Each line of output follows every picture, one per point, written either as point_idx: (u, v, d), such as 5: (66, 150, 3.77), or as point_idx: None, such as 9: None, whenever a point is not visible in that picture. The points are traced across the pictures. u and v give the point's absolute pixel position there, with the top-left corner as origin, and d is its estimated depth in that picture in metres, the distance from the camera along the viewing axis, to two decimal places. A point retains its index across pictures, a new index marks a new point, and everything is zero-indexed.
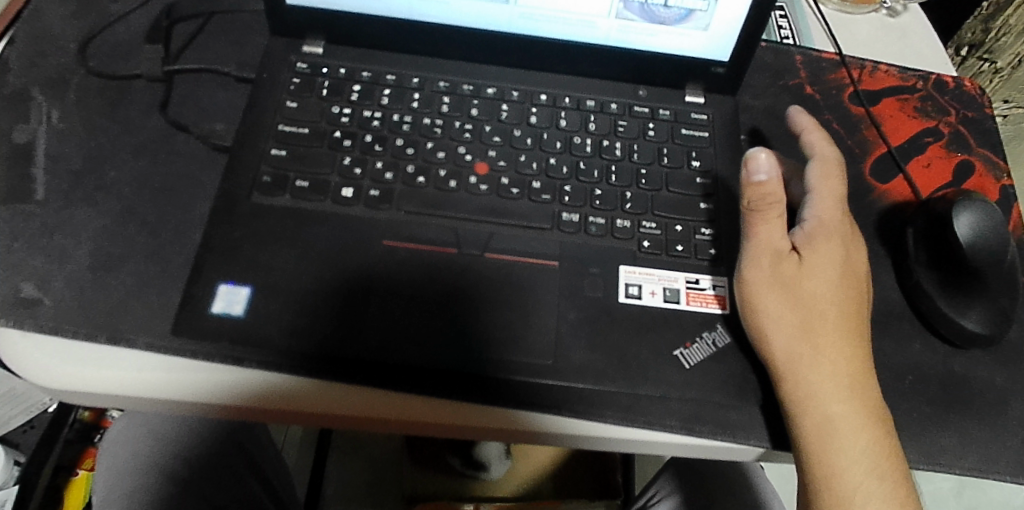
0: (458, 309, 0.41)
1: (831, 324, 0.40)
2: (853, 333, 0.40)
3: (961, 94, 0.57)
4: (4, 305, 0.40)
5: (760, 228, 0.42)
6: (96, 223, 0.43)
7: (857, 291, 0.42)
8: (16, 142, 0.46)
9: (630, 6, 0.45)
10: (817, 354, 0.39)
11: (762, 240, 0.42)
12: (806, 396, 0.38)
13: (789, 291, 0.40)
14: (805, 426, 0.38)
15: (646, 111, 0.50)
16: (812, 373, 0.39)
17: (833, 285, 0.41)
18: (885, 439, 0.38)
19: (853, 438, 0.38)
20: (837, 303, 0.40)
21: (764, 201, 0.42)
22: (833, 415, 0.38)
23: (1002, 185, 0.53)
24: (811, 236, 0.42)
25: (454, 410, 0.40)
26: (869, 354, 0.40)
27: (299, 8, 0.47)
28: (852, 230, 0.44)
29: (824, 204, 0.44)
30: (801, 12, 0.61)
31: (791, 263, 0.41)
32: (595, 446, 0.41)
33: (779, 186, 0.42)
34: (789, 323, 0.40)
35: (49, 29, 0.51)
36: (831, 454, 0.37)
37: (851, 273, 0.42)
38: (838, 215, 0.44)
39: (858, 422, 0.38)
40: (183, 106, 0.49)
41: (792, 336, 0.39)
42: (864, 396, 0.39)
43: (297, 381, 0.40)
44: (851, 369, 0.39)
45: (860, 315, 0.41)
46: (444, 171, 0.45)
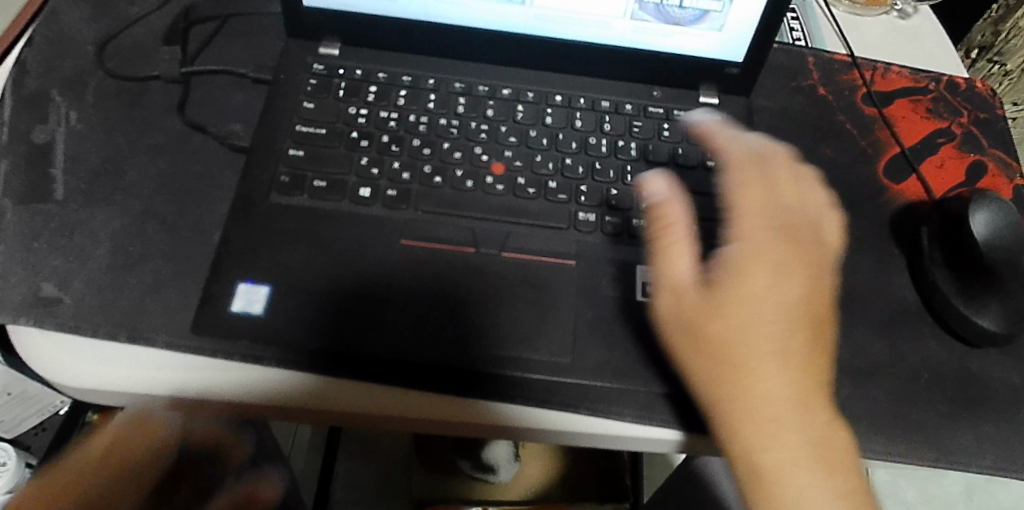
0: (476, 308, 0.42)
1: (757, 361, 0.35)
2: (788, 357, 0.35)
3: (974, 95, 0.57)
4: (24, 303, 0.40)
5: (665, 260, 0.37)
6: (115, 222, 0.44)
7: (795, 305, 0.36)
8: (35, 142, 0.46)
9: (645, 7, 0.45)
10: (745, 392, 0.34)
11: (668, 277, 0.37)
12: (742, 439, 0.34)
13: (706, 330, 0.35)
14: (747, 472, 0.34)
15: (661, 111, 0.50)
16: (742, 421, 0.34)
17: (761, 305, 0.36)
18: (843, 465, 0.34)
19: (801, 489, 0.33)
20: (765, 327, 0.35)
21: (658, 227, 0.38)
22: (773, 464, 0.33)
23: (1016, 184, 0.53)
24: (730, 255, 0.37)
25: (473, 407, 0.40)
26: (813, 385, 0.35)
27: (317, 9, 0.47)
28: (796, 230, 0.39)
29: (741, 211, 0.39)
30: (813, 14, 0.62)
31: (703, 295, 0.36)
32: (590, 443, 0.41)
33: (668, 213, 0.38)
34: (711, 367, 0.35)
35: (67, 32, 0.51)
36: (784, 500, 0.33)
37: (784, 293, 0.36)
38: (763, 220, 0.39)
39: (808, 454, 0.33)
40: (200, 107, 0.49)
41: (715, 382, 0.35)
42: (808, 425, 0.34)
43: (315, 380, 0.41)
44: (789, 399, 0.34)
45: (800, 336, 0.35)
46: (460, 171, 0.46)
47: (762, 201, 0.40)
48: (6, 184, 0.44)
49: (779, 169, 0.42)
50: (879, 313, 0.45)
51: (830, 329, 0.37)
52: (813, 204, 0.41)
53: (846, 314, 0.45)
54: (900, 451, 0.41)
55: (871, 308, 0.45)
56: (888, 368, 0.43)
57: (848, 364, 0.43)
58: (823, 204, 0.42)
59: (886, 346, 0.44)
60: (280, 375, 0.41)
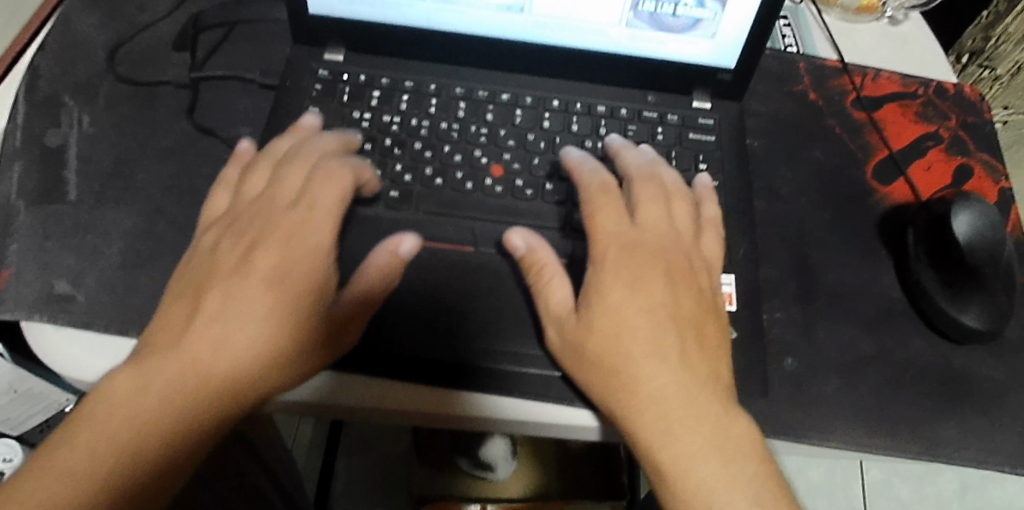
0: (477, 307, 0.43)
1: (636, 370, 0.38)
2: (665, 361, 0.38)
3: (961, 99, 0.58)
4: (39, 300, 0.42)
5: (549, 292, 0.41)
6: (126, 222, 0.45)
7: (661, 316, 0.39)
8: (48, 145, 0.48)
9: (640, 15, 0.47)
10: (632, 400, 0.38)
11: (551, 309, 0.41)
12: (640, 442, 0.37)
13: (586, 351, 0.39)
14: (653, 470, 0.37)
15: (655, 115, 0.51)
16: (636, 427, 0.37)
17: (630, 319, 0.39)
18: (737, 446, 0.37)
19: (703, 476, 0.36)
20: (637, 340, 0.38)
21: (533, 270, 0.42)
22: (676, 460, 0.36)
23: (1001, 187, 0.54)
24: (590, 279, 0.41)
25: (474, 402, 0.42)
26: (691, 382, 0.38)
27: (322, 17, 0.49)
28: (643, 248, 0.42)
29: (600, 236, 0.42)
30: (805, 20, 0.63)
31: (579, 320, 0.40)
32: (556, 434, 0.43)
33: (533, 253, 0.42)
34: (594, 384, 0.39)
35: (79, 38, 0.53)
36: (689, 487, 0.36)
37: (652, 306, 0.40)
38: (610, 242, 0.42)
39: (703, 440, 0.37)
40: (209, 111, 0.51)
41: (603, 397, 0.38)
42: (698, 417, 0.37)
43: (323, 376, 0.42)
44: (672, 397, 0.37)
45: (670, 341, 0.39)
46: (460, 173, 0.47)
47: (619, 218, 0.43)
48: (21, 185, 0.46)
49: (642, 190, 0.45)
50: (866, 311, 0.47)
51: (707, 332, 0.40)
52: (678, 219, 0.44)
53: (833, 312, 0.46)
54: (885, 443, 0.42)
55: (858, 307, 0.47)
56: (874, 364, 0.45)
57: (834, 360, 0.45)
58: (690, 217, 0.45)
59: (872, 343, 0.45)
60: None
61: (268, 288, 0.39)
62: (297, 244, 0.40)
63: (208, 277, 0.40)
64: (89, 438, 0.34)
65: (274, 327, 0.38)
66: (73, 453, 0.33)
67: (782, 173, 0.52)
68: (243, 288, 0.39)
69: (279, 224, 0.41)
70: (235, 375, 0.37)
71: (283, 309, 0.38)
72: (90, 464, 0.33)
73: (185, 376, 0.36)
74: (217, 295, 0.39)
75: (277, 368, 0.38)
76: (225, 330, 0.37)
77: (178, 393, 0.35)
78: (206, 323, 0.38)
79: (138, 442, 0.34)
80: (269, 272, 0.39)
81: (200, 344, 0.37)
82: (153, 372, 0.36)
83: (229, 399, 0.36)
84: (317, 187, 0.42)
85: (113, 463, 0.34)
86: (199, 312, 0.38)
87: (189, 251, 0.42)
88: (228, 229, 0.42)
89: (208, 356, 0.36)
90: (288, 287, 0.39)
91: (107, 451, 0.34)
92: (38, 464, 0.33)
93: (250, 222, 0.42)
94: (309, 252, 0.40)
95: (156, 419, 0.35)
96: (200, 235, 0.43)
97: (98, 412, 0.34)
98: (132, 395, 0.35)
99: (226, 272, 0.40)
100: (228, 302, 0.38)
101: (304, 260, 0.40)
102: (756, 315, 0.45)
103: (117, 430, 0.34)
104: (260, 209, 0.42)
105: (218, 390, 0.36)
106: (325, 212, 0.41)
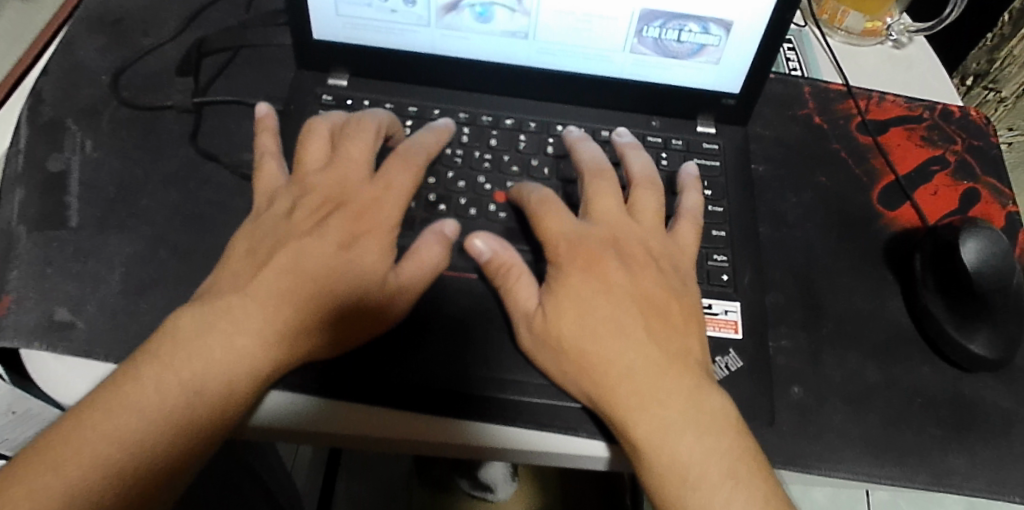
0: (474, 335, 0.43)
1: (602, 353, 0.39)
2: (630, 340, 0.39)
3: (967, 123, 0.58)
4: (38, 328, 0.42)
5: (517, 292, 0.41)
6: (129, 249, 0.45)
7: (622, 299, 0.40)
8: (50, 171, 0.48)
9: (644, 41, 0.46)
10: (600, 378, 0.38)
11: (518, 304, 0.41)
12: (614, 417, 0.38)
13: (553, 341, 0.39)
14: (630, 448, 0.37)
15: (659, 141, 0.51)
16: (610, 406, 0.38)
17: (590, 304, 0.40)
18: (712, 418, 0.37)
19: (678, 446, 0.36)
20: (600, 321, 0.39)
21: (501, 273, 0.42)
22: (650, 433, 0.37)
23: (1008, 211, 0.54)
24: (554, 267, 0.41)
25: (472, 430, 0.41)
26: (656, 359, 0.38)
27: (326, 43, 0.49)
28: (600, 237, 0.42)
29: (547, 236, 0.42)
30: (809, 44, 0.63)
31: (545, 311, 0.40)
32: (553, 461, 0.42)
33: (499, 258, 0.42)
34: (567, 372, 0.39)
35: (83, 63, 0.53)
36: (665, 458, 0.36)
37: (612, 290, 0.41)
38: (559, 240, 0.42)
39: (675, 411, 0.37)
40: (212, 136, 0.51)
41: (576, 383, 0.39)
42: (667, 389, 0.37)
43: (312, 404, 0.41)
44: (641, 371, 0.38)
45: (630, 318, 0.40)
46: (465, 199, 0.47)
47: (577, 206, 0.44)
48: (22, 211, 0.46)
49: (595, 183, 0.45)
50: (873, 338, 0.46)
51: (675, 310, 0.41)
52: (638, 209, 0.45)
53: (841, 340, 0.46)
54: (894, 474, 0.41)
55: (866, 333, 0.46)
56: (882, 392, 0.44)
57: (843, 388, 0.44)
58: (655, 204, 0.45)
59: (881, 372, 0.45)
60: (285, 401, 0.41)
61: (339, 249, 0.40)
62: (369, 217, 0.42)
63: (282, 235, 0.41)
64: (150, 385, 0.35)
65: (330, 290, 0.39)
66: (131, 400, 0.34)
67: (787, 198, 0.52)
68: (315, 244, 0.40)
69: (356, 197, 0.43)
70: (290, 331, 0.38)
71: (337, 280, 0.40)
72: (146, 411, 0.34)
73: (241, 328, 0.37)
74: (290, 251, 0.40)
75: (330, 327, 0.39)
76: (287, 289, 0.39)
77: (237, 343, 0.37)
78: (273, 275, 0.39)
79: (194, 393, 0.35)
80: (343, 234, 0.41)
81: (261, 298, 0.38)
82: (212, 322, 0.37)
83: (281, 354, 0.38)
84: (393, 170, 0.44)
85: (168, 412, 0.35)
86: (261, 268, 0.39)
87: (260, 212, 0.43)
88: (301, 195, 0.43)
89: (271, 310, 0.38)
90: (358, 251, 0.41)
91: (162, 399, 0.35)
92: (93, 411, 0.34)
93: (328, 190, 0.43)
94: (379, 226, 0.42)
95: (210, 371, 0.36)
96: (266, 204, 0.43)
97: (158, 360, 0.36)
98: (189, 346, 0.36)
99: (301, 232, 0.41)
100: (294, 260, 0.40)
101: (376, 230, 0.41)
102: (761, 343, 0.44)
103: (174, 377, 0.35)
104: (334, 182, 0.43)
105: (271, 344, 0.37)
106: (401, 191, 0.43)
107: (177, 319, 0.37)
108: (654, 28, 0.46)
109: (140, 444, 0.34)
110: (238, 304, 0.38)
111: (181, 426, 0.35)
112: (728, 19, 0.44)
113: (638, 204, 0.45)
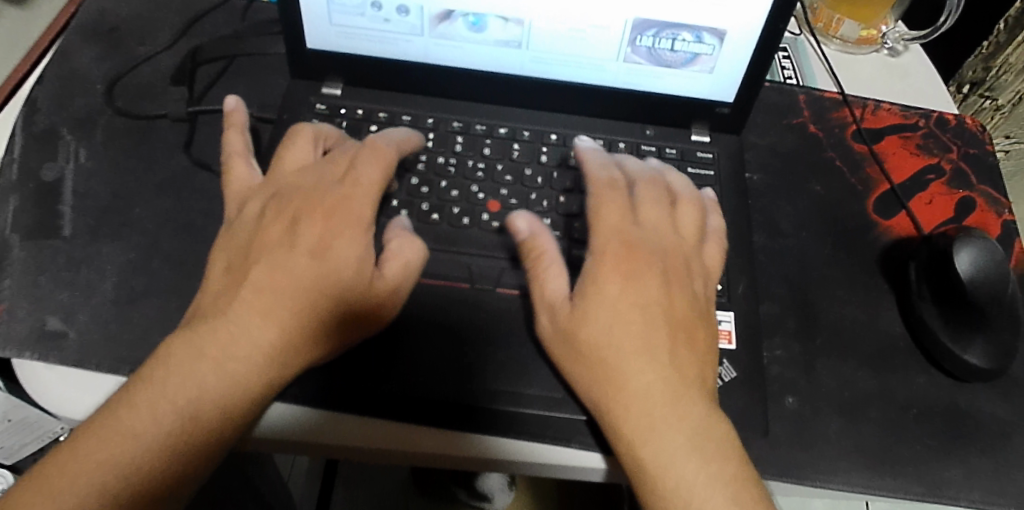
0: (469, 344, 0.43)
1: (622, 364, 0.38)
2: (650, 356, 0.38)
3: (963, 131, 0.58)
4: (29, 337, 0.41)
5: (547, 280, 0.41)
6: (121, 258, 0.45)
7: (654, 313, 0.39)
8: (44, 180, 0.48)
9: (638, 50, 0.46)
10: (613, 392, 0.38)
11: (543, 292, 0.41)
12: (618, 434, 0.37)
13: (574, 340, 0.39)
14: (633, 468, 0.37)
15: (654, 149, 0.51)
16: (621, 418, 0.37)
17: (621, 312, 0.39)
18: (718, 447, 0.36)
19: (683, 472, 0.35)
20: (629, 332, 0.38)
21: (531, 258, 0.42)
22: (657, 455, 0.36)
23: (1004, 220, 0.53)
24: (590, 264, 0.41)
25: (465, 442, 0.41)
26: (677, 381, 0.38)
27: (320, 52, 0.49)
28: (645, 245, 0.41)
29: (600, 228, 0.42)
30: (804, 52, 0.63)
31: (570, 307, 0.40)
32: (545, 473, 0.42)
33: (537, 242, 0.43)
34: (584, 375, 0.39)
35: (78, 71, 0.53)
36: (666, 482, 0.35)
37: (647, 304, 0.39)
38: (610, 235, 0.41)
39: (683, 436, 0.36)
40: (206, 146, 0.51)
41: (591, 390, 0.38)
42: (678, 414, 0.37)
43: (307, 415, 0.41)
44: (655, 392, 0.37)
45: (659, 334, 0.39)
46: (457, 208, 0.47)
47: (630, 213, 0.43)
48: (15, 219, 0.46)
49: (646, 190, 0.45)
50: (869, 348, 0.46)
51: (697, 337, 0.40)
52: (682, 225, 0.44)
53: (835, 350, 0.46)
54: (890, 486, 0.41)
55: (862, 343, 0.46)
56: (877, 403, 0.44)
57: (837, 399, 0.44)
58: (697, 224, 0.45)
59: (876, 381, 0.45)
60: (281, 412, 0.41)
61: (313, 258, 0.39)
62: (339, 216, 0.40)
63: (258, 247, 0.40)
64: (144, 413, 0.34)
65: (311, 304, 0.38)
66: (127, 430, 0.34)
67: (782, 207, 0.52)
68: (289, 256, 0.39)
69: (322, 198, 0.41)
70: (279, 350, 0.37)
71: (319, 288, 0.39)
72: (142, 440, 0.34)
73: (232, 353, 0.36)
74: (265, 266, 0.39)
75: (314, 340, 0.38)
76: (268, 304, 0.38)
77: (228, 369, 0.36)
78: (252, 295, 0.38)
79: (189, 419, 0.35)
80: (313, 243, 0.40)
81: (248, 320, 0.37)
82: (201, 347, 0.36)
83: (273, 377, 0.37)
84: (361, 162, 0.42)
85: (165, 440, 0.34)
86: (241, 287, 0.38)
87: (233, 219, 0.42)
88: (274, 197, 0.42)
89: (257, 330, 0.37)
90: (337, 253, 0.39)
91: (158, 428, 0.34)
92: (89, 441, 0.34)
93: (296, 194, 0.42)
94: (352, 228, 0.40)
95: (204, 396, 0.35)
96: (233, 209, 0.43)
97: (150, 387, 0.35)
98: (182, 372, 0.35)
99: (273, 243, 0.40)
100: (272, 275, 0.39)
101: (348, 233, 0.40)
102: (756, 353, 0.44)
103: (168, 404, 0.35)
104: (305, 184, 0.42)
105: (263, 367, 0.37)
106: (373, 186, 0.42)
107: (167, 345, 0.37)
108: (648, 37, 0.45)
109: (139, 473, 0.34)
110: (226, 327, 0.37)
111: (180, 452, 0.34)
112: (721, 27, 0.44)
113: (688, 223, 0.44)
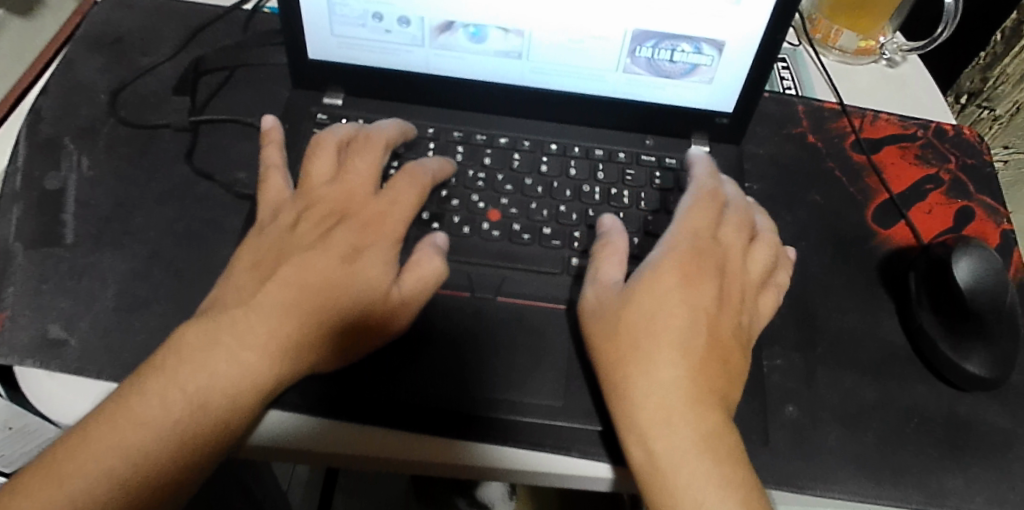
0: (472, 352, 0.43)
1: (656, 354, 0.38)
2: (686, 363, 0.38)
3: (961, 142, 0.58)
4: (32, 345, 0.42)
5: (604, 265, 0.43)
6: (122, 266, 0.45)
7: (702, 317, 0.39)
8: (47, 188, 0.48)
9: (637, 61, 0.47)
10: (637, 378, 0.38)
11: (597, 275, 0.43)
12: (631, 423, 0.37)
13: (613, 319, 0.40)
14: (640, 457, 0.37)
15: (653, 159, 0.51)
16: (641, 403, 0.37)
17: (671, 309, 0.39)
18: (728, 457, 0.36)
19: (688, 472, 0.35)
20: (674, 329, 0.39)
21: (597, 244, 0.44)
22: (665, 447, 0.36)
23: (1003, 229, 0.54)
24: (651, 260, 0.41)
25: (464, 450, 0.41)
26: (708, 387, 0.37)
27: (321, 62, 0.49)
28: (710, 256, 0.42)
29: (677, 231, 0.43)
30: (803, 62, 0.64)
31: (622, 291, 0.41)
32: (544, 482, 0.42)
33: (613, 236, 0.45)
34: (611, 356, 0.39)
35: (81, 82, 0.54)
36: (668, 477, 0.36)
37: (700, 309, 0.39)
38: (685, 239, 0.42)
39: (692, 443, 0.36)
40: (207, 155, 0.51)
41: (614, 370, 0.39)
42: (697, 420, 0.36)
43: (312, 423, 0.41)
44: (679, 393, 0.37)
45: (703, 341, 0.39)
46: (458, 217, 0.47)
47: (711, 231, 0.43)
48: (19, 228, 0.46)
49: (733, 215, 0.45)
50: (870, 357, 0.46)
51: (734, 358, 0.39)
52: (754, 260, 0.44)
53: (835, 358, 0.46)
54: (891, 494, 0.41)
55: (861, 352, 0.46)
56: (876, 411, 0.44)
57: (838, 408, 0.44)
58: (767, 265, 0.44)
59: (876, 390, 0.45)
60: (281, 419, 0.41)
61: (346, 260, 0.40)
62: (376, 229, 0.42)
63: (290, 246, 0.41)
64: (155, 400, 0.35)
65: (321, 307, 0.39)
66: (135, 416, 0.34)
67: (782, 217, 0.52)
68: (320, 256, 0.40)
69: (358, 209, 0.43)
70: (294, 343, 0.38)
71: (332, 291, 0.39)
72: (152, 426, 0.34)
73: (247, 343, 0.37)
74: (292, 266, 0.40)
75: (322, 340, 0.38)
76: (282, 300, 0.38)
77: (240, 359, 0.36)
78: (277, 289, 0.39)
79: (198, 408, 0.35)
80: (346, 248, 0.41)
81: (265, 312, 0.38)
82: (217, 336, 0.37)
83: (286, 368, 0.37)
84: (399, 185, 0.44)
85: (173, 427, 0.34)
86: (266, 281, 0.39)
87: (264, 224, 0.43)
88: (307, 208, 0.43)
89: (274, 324, 0.37)
90: (366, 264, 0.41)
91: (168, 415, 0.34)
92: (99, 425, 0.34)
93: (330, 205, 0.43)
94: (384, 239, 0.42)
95: (216, 385, 0.35)
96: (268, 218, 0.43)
97: (162, 374, 0.35)
98: (195, 359, 0.36)
99: (305, 245, 0.41)
100: (297, 275, 0.40)
101: (380, 242, 0.42)
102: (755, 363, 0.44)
103: (180, 392, 0.35)
104: (341, 196, 0.44)
105: (275, 358, 0.37)
106: (408, 205, 0.44)
107: (182, 330, 0.37)
108: (647, 48, 0.46)
109: (146, 459, 0.34)
110: (243, 317, 0.37)
111: (189, 440, 0.34)
112: (719, 38, 0.45)
113: (759, 264, 0.44)
